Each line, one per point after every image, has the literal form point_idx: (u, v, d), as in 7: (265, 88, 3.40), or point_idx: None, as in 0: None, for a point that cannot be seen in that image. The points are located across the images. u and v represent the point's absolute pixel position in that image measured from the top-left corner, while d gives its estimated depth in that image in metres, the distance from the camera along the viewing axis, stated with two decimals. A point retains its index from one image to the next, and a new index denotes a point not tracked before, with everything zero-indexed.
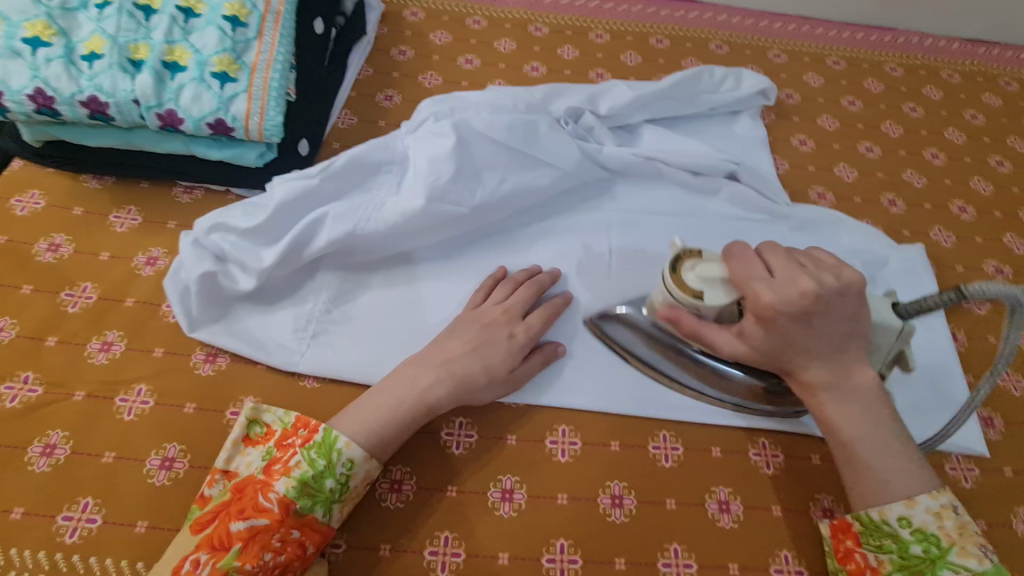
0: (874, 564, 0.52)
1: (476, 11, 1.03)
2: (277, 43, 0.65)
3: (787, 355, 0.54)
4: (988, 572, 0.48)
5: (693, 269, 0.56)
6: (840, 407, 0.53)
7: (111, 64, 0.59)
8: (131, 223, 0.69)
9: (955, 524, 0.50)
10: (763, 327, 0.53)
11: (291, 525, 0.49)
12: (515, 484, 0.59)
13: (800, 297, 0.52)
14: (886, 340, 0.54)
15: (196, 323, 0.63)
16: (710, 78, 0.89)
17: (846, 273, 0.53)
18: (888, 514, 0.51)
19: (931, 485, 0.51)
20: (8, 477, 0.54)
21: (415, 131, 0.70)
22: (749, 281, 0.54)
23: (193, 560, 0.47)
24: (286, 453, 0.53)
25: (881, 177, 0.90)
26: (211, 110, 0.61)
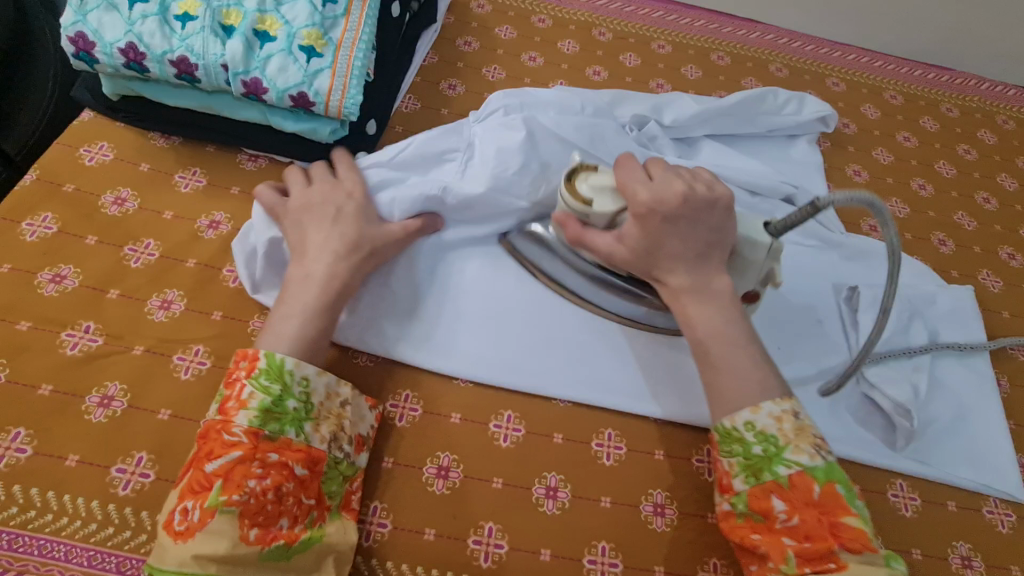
0: (726, 468, 0.54)
1: (542, 10, 1.03)
2: (363, 23, 0.65)
3: (655, 260, 0.57)
4: (818, 468, 0.51)
5: (586, 180, 0.59)
6: (700, 305, 0.56)
7: (204, 27, 0.60)
8: (196, 184, 0.70)
9: (794, 427, 0.53)
10: (639, 225, 0.56)
11: (266, 450, 0.50)
12: (560, 482, 0.59)
13: (673, 198, 0.56)
14: (756, 256, 0.57)
15: (258, 286, 0.63)
16: (774, 100, 0.88)
17: (719, 187, 0.57)
18: (735, 419, 0.53)
19: (778, 392, 0.54)
20: (65, 424, 0.54)
21: (483, 121, 0.70)
22: (629, 184, 0.57)
23: (182, 509, 0.48)
24: (237, 389, 0.52)
25: (932, 215, 0.90)
26: (295, 83, 0.62)
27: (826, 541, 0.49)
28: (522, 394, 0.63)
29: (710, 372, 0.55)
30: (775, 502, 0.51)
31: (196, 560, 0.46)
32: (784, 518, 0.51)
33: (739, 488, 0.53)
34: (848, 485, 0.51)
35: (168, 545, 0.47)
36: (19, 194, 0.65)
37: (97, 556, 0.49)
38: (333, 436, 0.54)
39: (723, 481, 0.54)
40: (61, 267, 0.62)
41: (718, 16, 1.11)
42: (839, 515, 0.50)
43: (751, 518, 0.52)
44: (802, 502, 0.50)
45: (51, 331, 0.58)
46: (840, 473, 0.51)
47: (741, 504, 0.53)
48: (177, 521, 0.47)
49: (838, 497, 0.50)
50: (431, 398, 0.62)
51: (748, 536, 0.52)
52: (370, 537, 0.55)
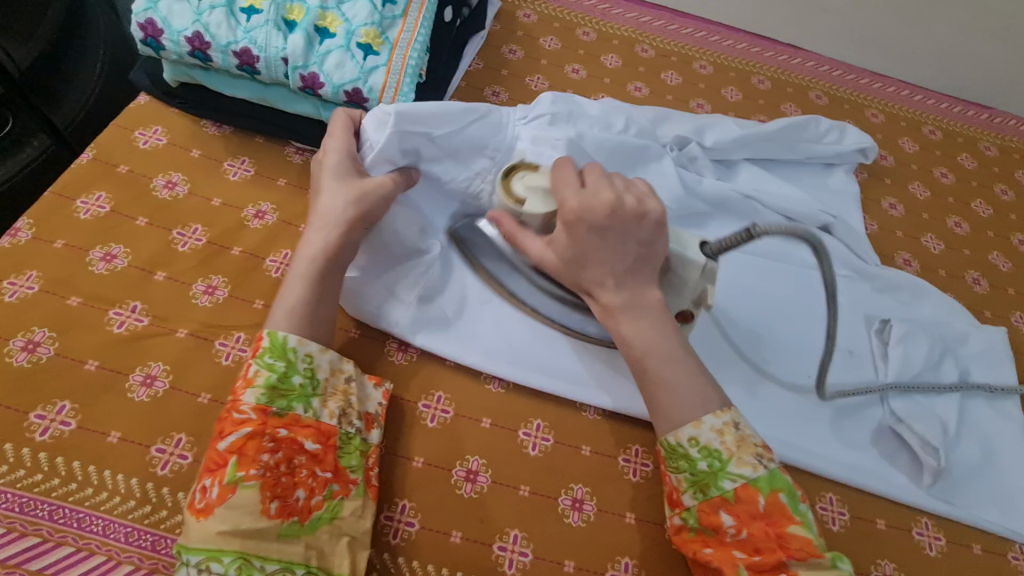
0: (675, 483, 0.53)
1: (587, 23, 1.04)
2: (420, 25, 0.66)
3: (581, 271, 0.56)
4: (761, 478, 0.50)
5: (522, 178, 0.58)
6: (633, 322, 0.55)
7: (268, 21, 0.61)
8: (244, 173, 0.71)
9: (736, 439, 0.52)
10: (568, 232, 0.55)
11: (275, 425, 0.50)
12: (586, 494, 0.59)
13: (600, 206, 0.53)
14: (689, 274, 0.56)
15: None
16: (816, 128, 0.88)
17: (650, 202, 0.55)
18: (679, 434, 0.52)
19: (717, 403, 0.53)
20: (109, 401, 0.55)
21: (529, 123, 0.70)
22: (560, 191, 0.55)
23: (202, 488, 0.48)
24: (243, 368, 0.52)
25: (966, 254, 0.90)
26: (351, 79, 0.63)
27: (775, 552, 0.49)
28: (552, 403, 0.64)
29: (650, 388, 0.54)
30: (723, 517, 0.50)
31: (221, 535, 0.46)
32: (733, 532, 0.50)
33: (688, 503, 0.52)
34: (793, 492, 0.51)
35: (190, 523, 0.47)
36: (76, 171, 0.67)
37: (134, 533, 0.50)
38: (343, 411, 0.55)
39: (672, 495, 0.54)
40: (111, 246, 0.63)
41: (760, 40, 1.11)
42: (784, 525, 0.49)
43: (702, 533, 0.52)
44: (747, 515, 0.50)
45: (100, 308, 0.59)
46: (784, 480, 0.51)
47: (692, 519, 0.52)
48: (197, 499, 0.47)
49: (782, 506, 0.50)
50: (464, 401, 0.62)
51: (700, 550, 0.52)
52: (398, 535, 0.55)
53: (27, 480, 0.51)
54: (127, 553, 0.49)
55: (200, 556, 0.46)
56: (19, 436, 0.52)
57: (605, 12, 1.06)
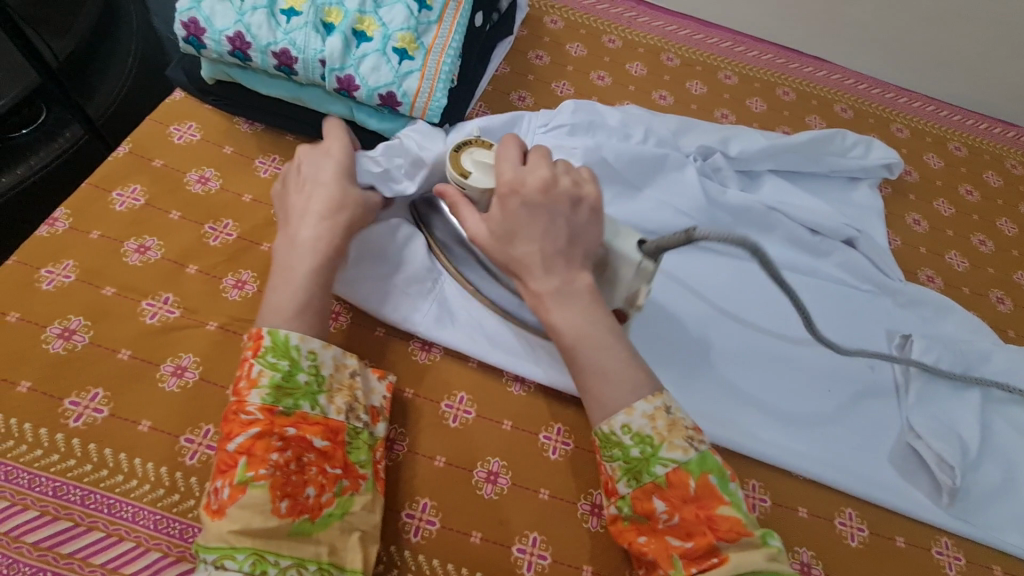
0: (609, 473, 0.52)
1: (613, 30, 1.04)
2: (455, 30, 0.67)
3: (512, 255, 0.55)
4: (691, 461, 0.50)
5: (471, 154, 0.60)
6: (563, 308, 0.54)
7: (308, 23, 0.62)
8: (274, 170, 0.72)
9: (667, 423, 0.51)
10: (501, 208, 0.56)
11: (282, 424, 0.51)
12: (605, 500, 0.59)
13: (535, 181, 0.55)
14: (625, 272, 0.57)
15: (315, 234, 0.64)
16: (842, 141, 0.88)
17: (586, 185, 0.57)
18: (613, 423, 0.51)
19: (649, 389, 0.52)
20: (140, 390, 0.56)
21: (547, 134, 0.75)
22: (500, 164, 0.57)
23: (214, 489, 0.49)
24: (245, 368, 0.52)
25: (991, 272, 0.89)
26: (386, 83, 0.64)
27: (706, 536, 0.49)
28: (572, 409, 0.64)
29: (586, 377, 0.53)
30: (656, 503, 0.50)
31: (235, 535, 0.46)
32: (666, 518, 0.50)
33: (623, 492, 0.51)
34: (723, 473, 0.51)
35: (206, 523, 0.48)
36: (112, 163, 0.68)
37: (163, 520, 0.51)
38: (349, 406, 0.55)
39: (607, 484, 0.53)
40: (145, 238, 0.64)
41: (786, 51, 1.11)
42: (714, 507, 0.49)
43: (636, 521, 0.51)
44: (679, 499, 0.49)
45: (133, 299, 0.61)
46: (714, 462, 0.51)
47: (626, 507, 0.51)
48: (211, 500, 0.48)
49: (712, 488, 0.50)
50: (485, 402, 0.63)
51: (635, 539, 0.51)
52: (419, 534, 0.55)
53: (60, 465, 0.52)
54: (156, 540, 0.50)
55: (216, 555, 0.46)
56: (53, 421, 0.53)
57: (631, 20, 1.07)
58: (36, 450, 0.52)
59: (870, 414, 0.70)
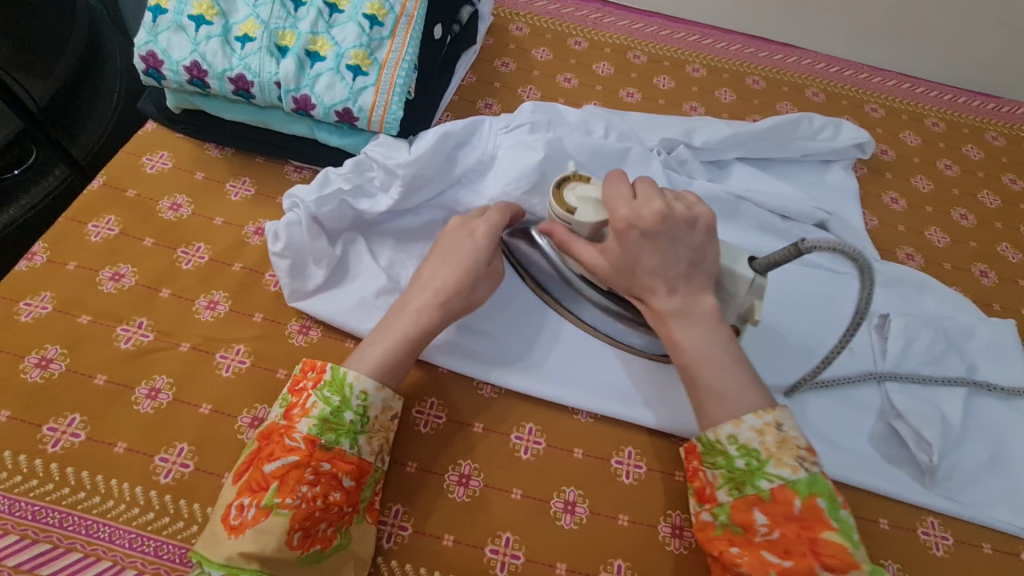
0: (710, 479, 0.55)
1: (579, 32, 1.06)
2: (408, 44, 0.69)
3: (637, 278, 0.57)
4: (800, 481, 0.51)
5: (573, 189, 0.59)
6: (686, 329, 0.56)
7: (261, 47, 0.64)
8: (245, 193, 0.74)
9: (777, 440, 0.53)
10: (618, 240, 0.56)
11: (320, 459, 0.52)
12: (578, 497, 0.59)
13: (651, 215, 0.54)
14: (737, 290, 0.57)
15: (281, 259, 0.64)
16: (809, 125, 0.88)
17: (700, 207, 0.56)
18: (719, 431, 0.53)
19: (753, 405, 0.54)
20: (116, 412, 0.58)
21: (509, 132, 0.73)
22: (610, 202, 0.56)
23: (238, 505, 0.51)
24: (303, 397, 0.55)
25: (973, 246, 0.87)
26: (341, 99, 0.65)
27: (805, 557, 0.50)
28: (545, 408, 0.64)
29: (698, 394, 0.55)
30: (756, 515, 0.51)
31: (243, 556, 0.48)
32: (765, 532, 0.51)
33: (722, 500, 0.53)
34: (833, 498, 0.51)
35: (220, 537, 0.50)
36: (87, 196, 0.71)
37: (138, 539, 0.52)
38: (382, 449, 0.56)
39: (704, 491, 0.55)
40: (120, 266, 0.66)
41: (754, 40, 1.11)
42: (819, 531, 0.50)
43: (730, 531, 0.53)
44: (782, 517, 0.51)
45: (108, 325, 0.62)
46: (824, 485, 0.51)
47: (722, 515, 0.53)
48: (233, 515, 0.50)
49: (820, 511, 0.50)
50: (456, 406, 0.63)
51: (726, 549, 0.52)
52: (391, 539, 0.56)
53: (39, 489, 0.53)
54: (131, 558, 0.52)
55: (221, 571, 0.48)
56: (32, 447, 0.55)
57: (596, 21, 1.08)
58: (16, 476, 0.54)
59: (850, 398, 0.69)
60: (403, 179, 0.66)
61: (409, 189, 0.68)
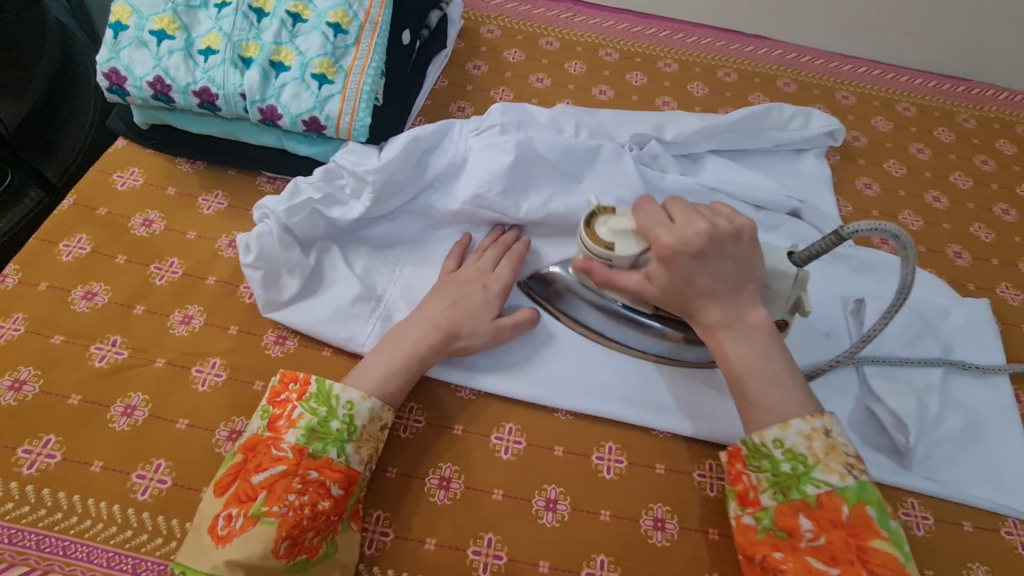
0: (754, 482, 0.55)
1: (551, 32, 1.06)
2: (373, 51, 0.69)
3: (688, 296, 0.58)
4: (848, 488, 0.52)
5: (605, 224, 0.60)
6: (736, 342, 0.57)
7: (225, 60, 0.64)
8: (217, 206, 0.74)
9: (824, 445, 0.53)
10: (665, 267, 0.57)
11: (307, 467, 0.52)
12: (560, 495, 0.60)
13: (697, 237, 0.56)
14: (783, 286, 0.59)
15: (254, 271, 0.64)
16: (779, 115, 0.88)
17: (740, 218, 0.59)
18: (765, 435, 0.54)
19: (805, 410, 0.55)
20: (91, 431, 0.57)
21: (480, 134, 0.74)
22: (652, 227, 0.58)
23: (225, 516, 0.51)
24: (287, 409, 0.56)
25: (946, 228, 0.88)
26: (307, 108, 0.66)
27: (853, 565, 0.50)
28: (524, 407, 0.64)
29: (748, 408, 0.56)
30: (803, 520, 0.52)
31: (229, 566, 0.49)
32: (811, 537, 0.51)
33: (766, 503, 0.54)
34: (881, 507, 0.51)
35: (207, 547, 0.50)
36: (58, 216, 0.70)
37: (115, 557, 0.52)
38: (371, 458, 0.56)
39: (749, 495, 0.56)
40: (92, 285, 0.66)
41: (725, 33, 1.12)
42: (867, 539, 0.50)
43: (774, 535, 0.53)
44: (828, 522, 0.51)
45: (82, 344, 0.62)
46: (873, 493, 0.52)
47: (766, 519, 0.54)
48: (220, 525, 0.50)
49: (868, 519, 0.51)
50: (435, 410, 0.63)
51: (769, 553, 0.53)
52: (372, 545, 0.56)
53: (15, 512, 0.53)
54: None
55: None
56: (7, 471, 0.55)
57: (567, 21, 1.08)
58: None
59: (828, 383, 0.70)
60: (373, 185, 0.67)
61: (380, 195, 0.68)
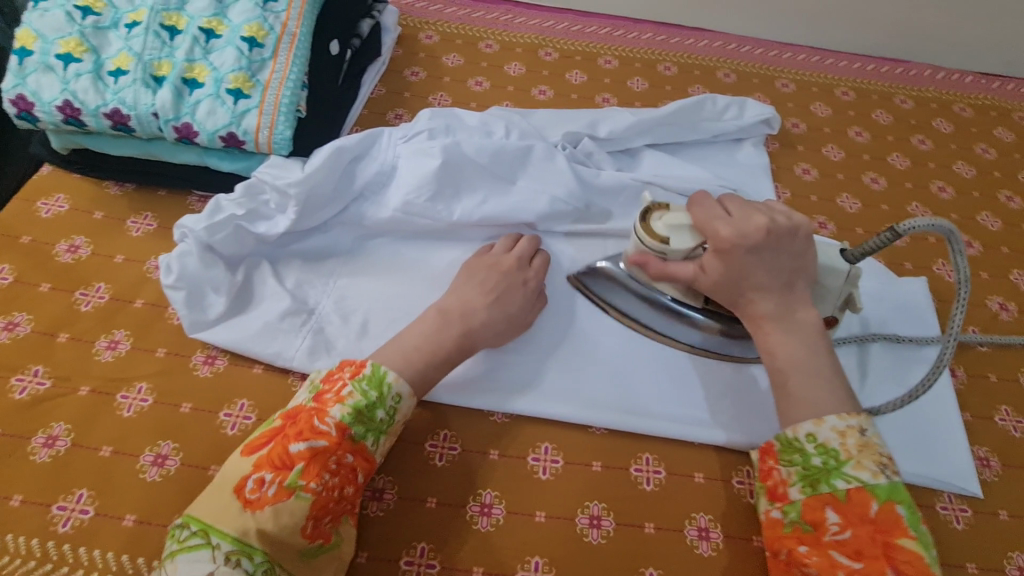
0: (784, 476, 0.56)
1: (490, 35, 1.06)
2: (291, 64, 0.68)
3: (741, 289, 0.60)
4: (880, 486, 0.52)
5: (661, 219, 0.62)
6: (783, 334, 0.59)
7: (135, 80, 0.64)
8: (147, 228, 0.73)
9: (859, 443, 0.54)
10: (722, 258, 0.59)
11: (345, 449, 0.52)
12: (495, 499, 0.59)
13: (755, 231, 0.58)
14: (835, 283, 0.60)
15: (175, 292, 0.63)
16: (713, 106, 0.89)
17: (797, 216, 0.60)
18: (798, 429, 0.55)
19: (843, 407, 0.55)
20: (11, 465, 0.56)
21: (408, 141, 0.73)
22: (710, 222, 0.60)
23: (257, 479, 0.50)
24: (336, 385, 0.56)
25: (884, 209, 0.89)
26: (224, 124, 0.65)
27: (878, 560, 0.50)
28: (459, 412, 0.64)
29: (785, 401, 0.57)
30: (830, 514, 0.52)
31: (258, 533, 0.48)
32: (836, 530, 0.52)
33: (795, 497, 0.55)
34: (912, 510, 0.52)
35: (233, 509, 0.49)
36: None
37: None
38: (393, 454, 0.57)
39: (777, 489, 0.56)
40: (13, 315, 0.65)
41: (665, 27, 1.13)
42: (895, 536, 0.50)
43: (799, 529, 0.54)
44: (857, 517, 0.51)
45: (3, 377, 0.61)
46: (904, 494, 0.52)
47: (793, 512, 0.54)
48: (253, 489, 0.49)
49: (898, 517, 0.51)
50: None
51: (795, 547, 0.53)
52: None
53: None
54: None
55: (233, 544, 0.48)
56: None
57: (507, 23, 1.08)
58: None
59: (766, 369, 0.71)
60: (297, 198, 0.66)
61: (306, 207, 0.68)
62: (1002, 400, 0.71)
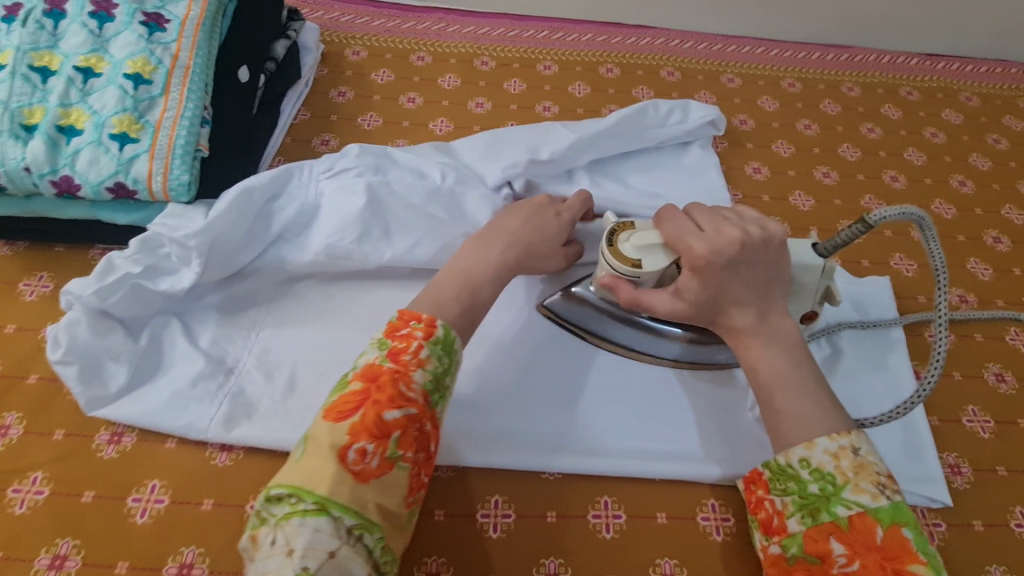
0: (779, 508, 0.51)
1: (421, 47, 1.00)
2: (184, 100, 0.63)
3: (718, 305, 0.55)
4: (881, 509, 0.47)
5: (628, 240, 0.58)
6: (762, 348, 0.54)
7: (3, 132, 0.58)
8: (41, 290, 0.65)
9: (854, 465, 0.49)
10: (698, 278, 0.55)
11: (430, 417, 0.49)
12: (442, 566, 0.54)
13: (730, 246, 0.54)
14: (811, 279, 0.57)
15: (67, 368, 0.57)
16: (656, 112, 0.85)
17: (770, 225, 0.56)
18: (790, 455, 0.50)
19: (831, 426, 0.50)
20: None
21: (331, 177, 0.68)
22: (682, 238, 0.56)
23: (356, 449, 0.45)
24: (411, 346, 0.51)
25: (837, 204, 0.87)
26: (108, 174, 0.59)
27: None
28: None
29: (773, 416, 0.52)
30: (834, 545, 0.47)
31: (374, 506, 0.44)
32: (843, 563, 0.47)
33: (794, 530, 0.50)
34: (918, 531, 0.47)
35: (336, 480, 0.44)
36: None
37: None
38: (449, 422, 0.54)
39: (775, 522, 0.51)
40: None
41: (605, 26, 1.08)
42: (906, 563, 0.45)
43: (805, 563, 0.49)
44: (863, 546, 0.47)
45: None
46: (907, 515, 0.47)
47: (794, 546, 0.49)
48: (356, 460, 0.44)
49: (905, 542, 0.46)
50: None
51: None
52: None
53: None
54: None
55: (354, 520, 0.43)
56: None
57: (439, 32, 1.02)
58: None
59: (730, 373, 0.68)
60: (198, 249, 0.60)
61: (213, 258, 0.62)
62: (968, 400, 0.68)
